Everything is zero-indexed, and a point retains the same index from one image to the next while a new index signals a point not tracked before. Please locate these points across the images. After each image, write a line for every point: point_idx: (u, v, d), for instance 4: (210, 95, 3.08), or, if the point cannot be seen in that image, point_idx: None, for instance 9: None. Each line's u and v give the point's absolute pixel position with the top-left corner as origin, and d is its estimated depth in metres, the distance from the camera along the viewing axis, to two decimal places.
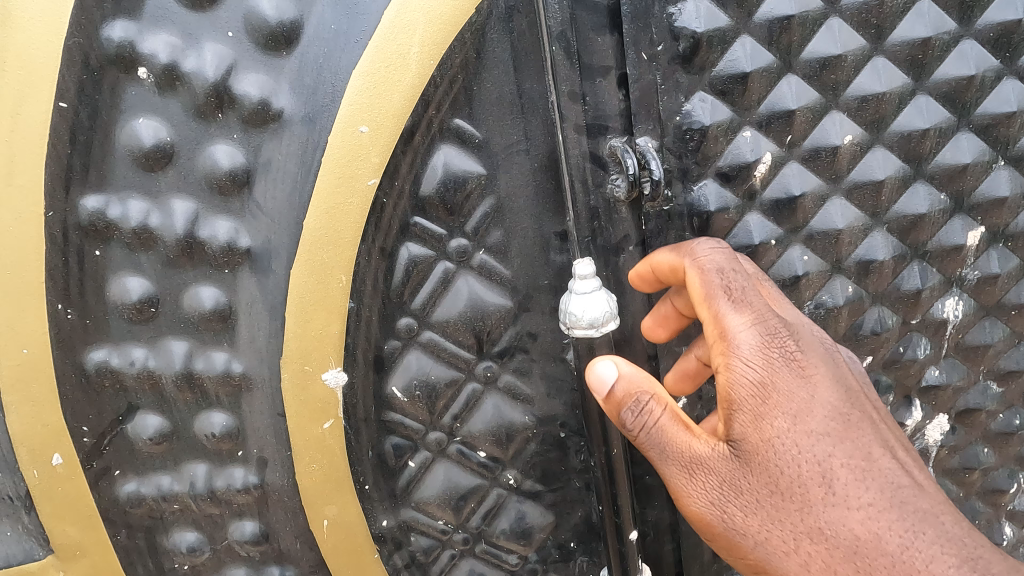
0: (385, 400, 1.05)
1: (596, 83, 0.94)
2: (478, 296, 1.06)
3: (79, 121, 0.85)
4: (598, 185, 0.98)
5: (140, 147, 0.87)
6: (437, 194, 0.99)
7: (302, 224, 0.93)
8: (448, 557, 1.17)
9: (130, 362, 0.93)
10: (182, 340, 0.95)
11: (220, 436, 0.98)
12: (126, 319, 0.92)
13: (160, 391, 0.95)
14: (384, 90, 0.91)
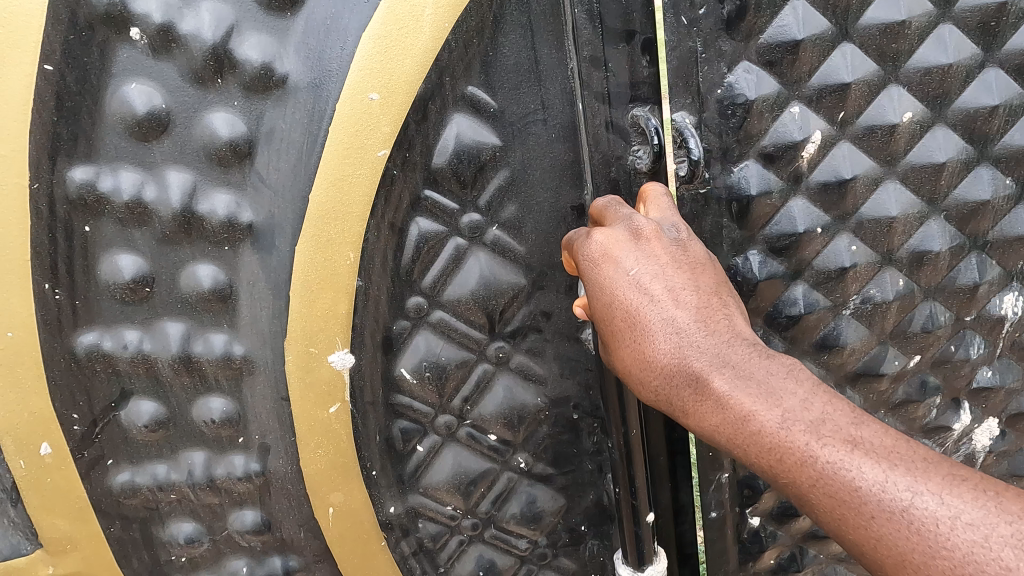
0: (392, 382, 1.01)
1: (622, 47, 0.89)
2: (490, 273, 1.01)
3: (65, 86, 0.79)
4: (618, 157, 0.94)
5: (133, 114, 0.82)
6: (449, 166, 0.94)
7: (306, 199, 0.88)
8: (456, 543, 1.13)
9: (123, 346, 0.88)
10: (179, 321, 0.90)
11: (219, 422, 0.93)
12: (119, 300, 0.87)
13: (154, 375, 0.90)
14: (395, 54, 0.86)
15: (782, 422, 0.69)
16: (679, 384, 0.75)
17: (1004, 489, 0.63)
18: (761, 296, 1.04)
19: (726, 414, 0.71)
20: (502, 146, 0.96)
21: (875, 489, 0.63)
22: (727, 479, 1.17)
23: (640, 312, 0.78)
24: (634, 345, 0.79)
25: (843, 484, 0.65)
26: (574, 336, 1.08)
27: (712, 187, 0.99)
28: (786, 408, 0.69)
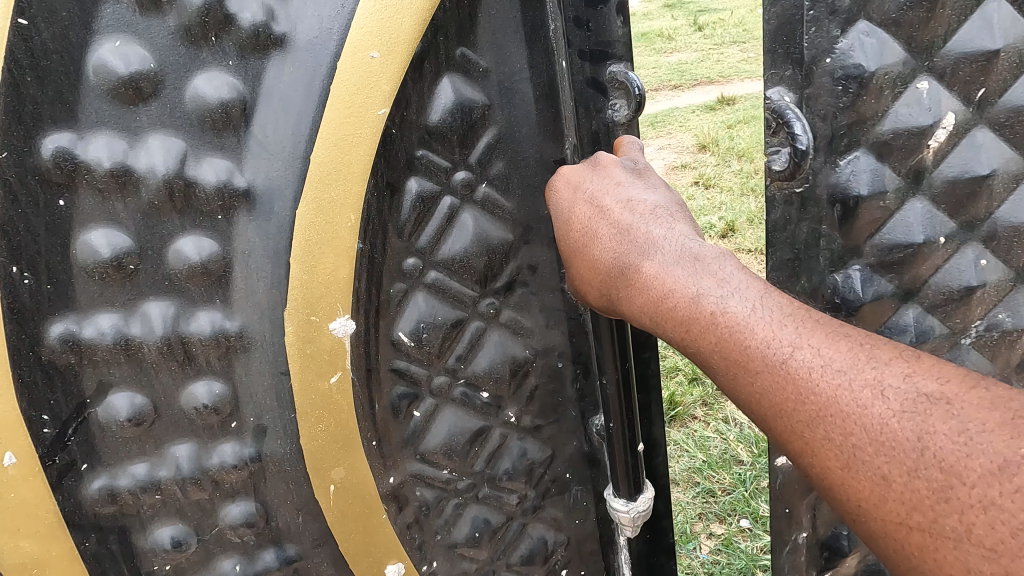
0: (390, 347, 0.95)
1: (599, 11, 0.96)
2: (483, 229, 0.99)
3: (40, 43, 0.69)
4: (598, 110, 1.01)
5: (117, 77, 0.72)
6: (444, 125, 0.92)
7: (308, 156, 0.78)
8: (452, 509, 1.07)
9: (102, 332, 0.77)
10: (164, 301, 0.79)
11: (210, 408, 0.83)
12: (98, 282, 0.76)
13: (137, 362, 0.79)
14: (395, 13, 0.79)
15: (699, 296, 0.82)
16: (618, 276, 0.92)
17: (884, 344, 0.74)
18: (866, 320, 1.03)
19: (658, 295, 0.86)
20: (492, 105, 0.95)
21: (778, 348, 0.75)
22: (804, 540, 1.16)
23: (592, 224, 0.95)
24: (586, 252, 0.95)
25: (744, 344, 0.77)
26: (559, 287, 1.06)
27: (819, 181, 0.96)
28: (700, 281, 0.83)
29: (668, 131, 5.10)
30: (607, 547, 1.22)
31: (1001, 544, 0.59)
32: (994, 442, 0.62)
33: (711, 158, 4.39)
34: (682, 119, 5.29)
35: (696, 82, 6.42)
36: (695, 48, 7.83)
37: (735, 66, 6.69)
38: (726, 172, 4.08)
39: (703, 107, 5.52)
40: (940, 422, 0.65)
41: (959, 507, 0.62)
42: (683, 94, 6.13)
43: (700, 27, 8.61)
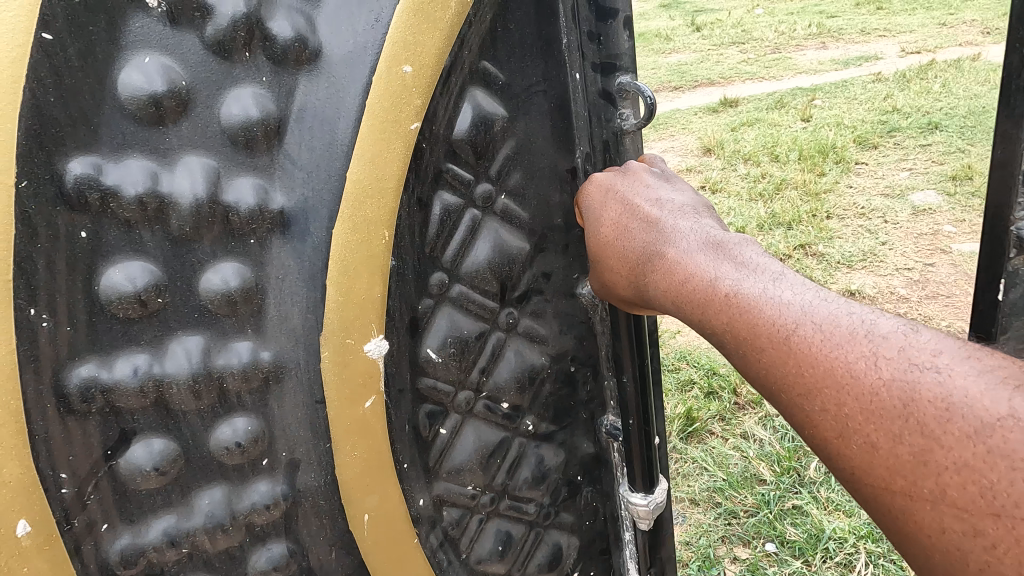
0: (418, 365, 0.89)
1: (608, 24, 0.92)
2: (503, 241, 0.94)
3: (66, 61, 0.61)
4: (606, 120, 0.97)
5: (146, 94, 0.65)
6: (468, 139, 0.86)
7: (345, 175, 0.71)
8: (475, 524, 1.01)
9: (130, 374, 0.68)
10: (195, 335, 0.71)
11: (244, 445, 0.75)
12: (122, 320, 0.67)
13: (164, 407, 0.71)
14: (425, 26, 0.72)
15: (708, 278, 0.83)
16: (639, 264, 0.92)
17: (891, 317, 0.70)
18: None
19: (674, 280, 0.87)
20: (509, 118, 0.90)
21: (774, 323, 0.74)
22: None
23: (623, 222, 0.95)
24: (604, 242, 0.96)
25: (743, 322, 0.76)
26: (571, 293, 1.02)
27: None
28: (721, 264, 0.83)
29: (670, 134, 5.02)
30: (614, 547, 1.18)
31: (974, 504, 0.58)
32: (976, 404, 0.60)
33: (714, 160, 4.31)
34: (684, 121, 5.20)
35: (696, 82, 6.34)
36: (693, 48, 7.75)
37: (735, 66, 6.62)
38: (731, 176, 4.01)
39: (705, 108, 5.43)
40: (930, 387, 0.63)
41: (937, 468, 0.61)
42: (684, 95, 6.05)
43: (697, 27, 8.52)
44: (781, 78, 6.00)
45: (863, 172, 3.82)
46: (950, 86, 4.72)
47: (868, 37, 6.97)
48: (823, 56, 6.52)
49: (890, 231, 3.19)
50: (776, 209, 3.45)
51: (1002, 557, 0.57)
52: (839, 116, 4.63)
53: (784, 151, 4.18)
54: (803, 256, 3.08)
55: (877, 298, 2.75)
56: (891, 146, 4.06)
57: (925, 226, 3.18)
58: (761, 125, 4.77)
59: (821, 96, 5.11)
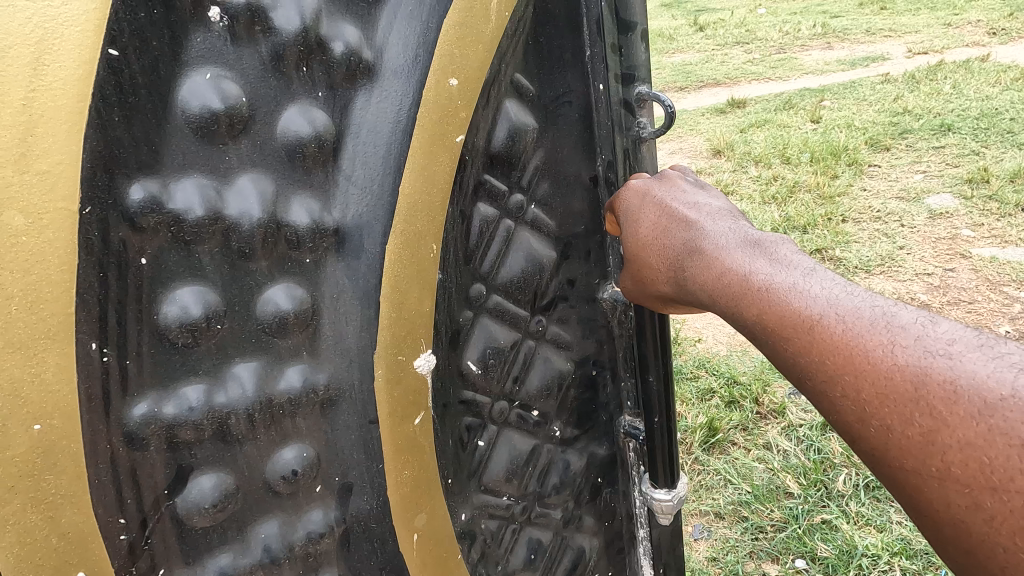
0: (460, 382, 0.84)
1: (627, 37, 0.90)
2: (534, 250, 0.89)
3: (127, 75, 0.53)
4: (627, 129, 0.95)
5: (208, 112, 0.57)
6: (503, 150, 0.82)
7: (399, 188, 0.64)
8: (510, 537, 0.95)
9: (188, 409, 0.60)
10: (250, 361, 0.63)
11: (299, 475, 0.66)
12: (180, 350, 0.59)
13: (223, 438, 0.62)
14: (470, 32, 0.66)
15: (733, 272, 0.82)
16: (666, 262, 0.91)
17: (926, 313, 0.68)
18: None
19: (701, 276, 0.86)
20: (541, 129, 0.86)
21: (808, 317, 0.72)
22: None
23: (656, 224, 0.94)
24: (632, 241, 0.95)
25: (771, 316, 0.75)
26: (593, 297, 0.98)
27: None
28: (752, 260, 0.82)
29: (677, 135, 4.96)
30: (628, 545, 1.13)
31: (974, 480, 0.55)
32: (981, 383, 0.58)
33: (724, 162, 4.27)
34: (691, 122, 5.15)
35: (701, 83, 6.29)
36: (696, 48, 7.70)
37: (739, 67, 6.56)
38: (742, 178, 3.96)
39: (712, 108, 5.38)
40: (942, 368, 0.60)
41: (942, 446, 0.58)
42: (689, 96, 6.00)
43: (700, 28, 8.47)
44: (787, 79, 5.96)
45: (876, 175, 3.78)
46: (959, 87, 4.70)
47: (872, 37, 6.94)
48: (828, 57, 6.47)
49: (907, 235, 3.15)
50: (791, 213, 3.41)
51: (1003, 533, 0.53)
52: (848, 117, 4.60)
53: (795, 153, 4.14)
54: (820, 261, 3.03)
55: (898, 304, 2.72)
56: (903, 148, 4.02)
57: (942, 230, 3.14)
58: (770, 127, 4.73)
59: (829, 98, 5.07)
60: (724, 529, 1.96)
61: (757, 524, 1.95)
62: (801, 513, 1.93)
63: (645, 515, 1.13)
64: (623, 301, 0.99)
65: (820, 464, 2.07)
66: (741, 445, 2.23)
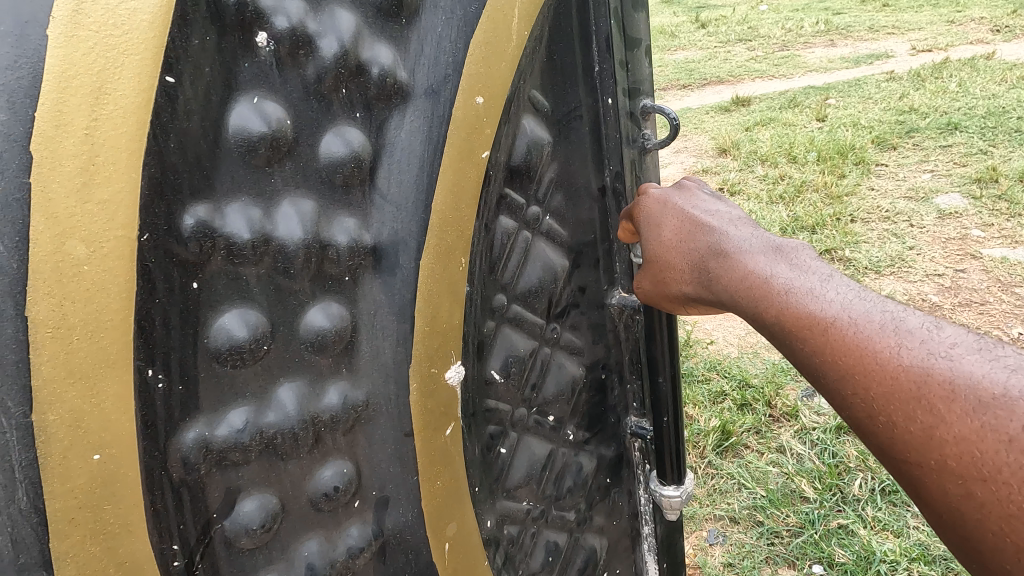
0: (486, 392, 0.79)
1: (631, 54, 0.88)
2: (550, 261, 0.85)
3: (183, 103, 0.53)
4: (633, 140, 0.92)
5: (258, 137, 0.57)
6: (522, 163, 0.78)
7: (430, 206, 0.64)
8: (529, 542, 0.88)
9: (236, 431, 0.58)
10: (293, 382, 0.61)
11: (340, 492, 0.65)
12: (230, 372, 0.58)
13: (270, 456, 0.61)
14: (493, 51, 0.66)
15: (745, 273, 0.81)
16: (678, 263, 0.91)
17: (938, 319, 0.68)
18: None
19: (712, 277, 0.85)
20: (554, 143, 0.82)
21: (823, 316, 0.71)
22: None
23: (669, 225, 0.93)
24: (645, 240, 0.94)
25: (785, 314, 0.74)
26: (602, 303, 0.94)
27: None
28: (763, 260, 0.82)
29: (683, 133, 4.95)
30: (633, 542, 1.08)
31: (966, 471, 0.56)
32: (977, 383, 0.58)
33: (730, 161, 4.25)
34: (696, 120, 5.13)
35: (705, 80, 6.26)
36: (699, 45, 7.67)
37: (743, 64, 6.53)
38: (749, 177, 3.95)
39: (717, 106, 5.36)
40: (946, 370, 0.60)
41: (939, 442, 0.58)
42: (693, 94, 5.97)
43: (703, 24, 8.43)
44: (791, 76, 5.93)
45: (883, 174, 3.78)
46: (966, 85, 4.68)
47: (877, 34, 6.91)
48: (832, 54, 6.45)
49: (916, 235, 3.15)
50: (799, 213, 3.41)
51: (992, 519, 0.55)
52: (854, 116, 4.58)
53: (802, 152, 4.13)
54: (829, 262, 3.04)
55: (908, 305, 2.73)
56: (910, 147, 4.02)
57: (952, 230, 3.14)
58: (775, 125, 4.71)
59: (834, 96, 5.06)
60: (740, 533, 1.96)
61: (774, 528, 1.94)
62: (817, 518, 1.93)
63: (650, 510, 1.09)
64: (631, 306, 0.96)
65: (835, 467, 2.06)
66: (754, 449, 2.22)
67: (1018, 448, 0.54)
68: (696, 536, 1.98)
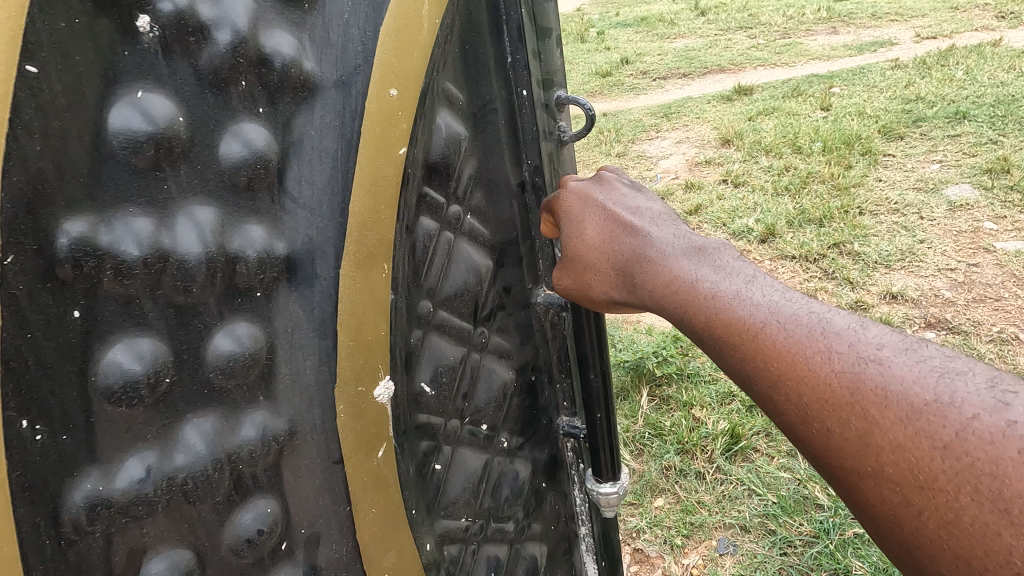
0: (417, 409, 0.68)
1: (544, 43, 0.79)
2: (477, 263, 0.73)
3: (53, 98, 0.43)
4: (550, 133, 0.82)
5: (142, 134, 0.46)
6: (442, 158, 0.67)
7: (347, 206, 0.54)
8: (471, 562, 0.77)
9: (133, 481, 0.48)
10: (205, 416, 0.51)
11: (266, 535, 0.54)
12: (125, 411, 0.47)
13: (181, 504, 0.50)
14: (404, 36, 0.55)
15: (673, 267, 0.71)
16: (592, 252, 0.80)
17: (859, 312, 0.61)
18: None
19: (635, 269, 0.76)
20: (470, 137, 0.71)
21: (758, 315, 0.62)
22: None
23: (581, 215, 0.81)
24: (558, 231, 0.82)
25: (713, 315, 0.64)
26: (529, 301, 0.83)
27: None
28: (677, 243, 0.75)
29: (684, 123, 4.84)
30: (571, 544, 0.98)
31: (903, 478, 0.50)
32: (909, 389, 0.52)
33: (733, 152, 4.15)
34: (697, 110, 5.02)
35: (705, 68, 6.14)
36: (699, 33, 7.52)
37: (744, 53, 6.40)
38: (752, 168, 3.85)
39: (718, 95, 5.24)
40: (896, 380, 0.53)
41: (876, 448, 0.52)
42: (694, 83, 5.86)
43: (702, 12, 8.29)
44: (793, 64, 5.82)
45: (891, 165, 3.68)
46: (973, 73, 4.58)
47: (879, 20, 6.78)
48: (834, 42, 6.33)
49: (926, 228, 3.06)
50: (805, 205, 3.31)
51: (931, 527, 0.49)
52: (859, 105, 4.48)
53: (806, 142, 4.03)
54: (838, 256, 2.95)
55: (920, 301, 2.64)
56: (917, 137, 3.92)
57: (964, 223, 3.05)
58: (779, 114, 4.60)
59: (839, 84, 4.95)
60: (751, 543, 1.88)
61: (787, 538, 1.85)
62: (832, 527, 1.84)
63: (586, 510, 0.99)
64: (557, 304, 0.85)
65: None
66: (764, 452, 2.13)
67: (954, 454, 0.48)
68: (705, 545, 1.90)
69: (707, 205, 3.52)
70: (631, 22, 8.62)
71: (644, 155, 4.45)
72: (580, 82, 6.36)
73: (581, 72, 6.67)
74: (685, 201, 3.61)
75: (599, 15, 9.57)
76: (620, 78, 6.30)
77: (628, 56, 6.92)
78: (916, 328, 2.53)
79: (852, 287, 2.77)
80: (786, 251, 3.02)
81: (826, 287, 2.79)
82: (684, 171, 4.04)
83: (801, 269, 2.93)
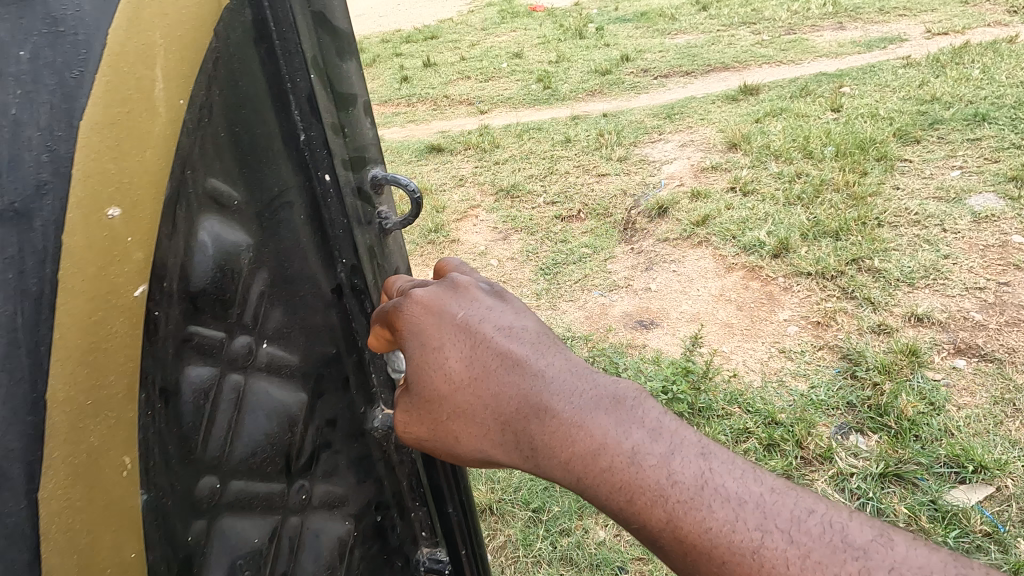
0: (192, 574, 0.66)
1: (349, 113, 0.80)
2: (275, 402, 0.74)
3: None
4: (367, 218, 0.83)
5: None
6: (211, 288, 0.64)
7: (40, 387, 0.47)
8: None
9: None
10: None
11: None
12: None
13: None
14: (118, 148, 0.51)
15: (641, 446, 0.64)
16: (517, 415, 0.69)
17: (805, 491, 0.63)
18: None
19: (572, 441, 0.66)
20: (254, 246, 0.70)
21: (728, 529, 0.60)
22: None
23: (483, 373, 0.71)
24: (463, 404, 0.71)
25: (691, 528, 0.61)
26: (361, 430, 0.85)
27: None
28: (581, 396, 0.68)
29: (688, 125, 4.63)
30: None
31: None
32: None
33: (740, 156, 3.95)
34: (702, 111, 4.81)
35: (708, 66, 5.92)
36: (700, 28, 7.28)
37: (748, 49, 6.18)
38: (761, 175, 3.65)
39: (723, 94, 5.03)
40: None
41: None
42: (696, 81, 5.64)
43: (704, 6, 8.04)
44: (800, 62, 5.60)
45: (908, 171, 3.49)
46: (990, 72, 4.38)
47: (888, 15, 6.56)
48: (841, 38, 6.12)
49: (950, 242, 2.87)
50: (820, 216, 3.12)
51: None
52: (871, 106, 4.28)
53: (817, 147, 3.83)
54: (856, 273, 2.76)
55: (947, 324, 2.46)
56: (935, 141, 3.72)
57: (990, 236, 2.86)
58: (787, 116, 4.40)
59: (849, 83, 4.74)
60: None
61: None
62: None
63: None
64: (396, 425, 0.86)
65: None
66: None
67: None
68: None
69: (715, 216, 3.32)
70: (631, 17, 8.38)
71: (646, 160, 4.24)
72: (579, 80, 6.14)
73: (580, 70, 6.44)
74: (691, 212, 3.42)
75: (597, 10, 9.32)
76: (621, 76, 6.08)
77: (629, 53, 6.69)
78: (944, 355, 2.34)
79: (873, 307, 2.58)
80: (800, 267, 2.83)
81: (845, 308, 2.61)
82: (690, 178, 3.84)
83: (817, 287, 2.74)
